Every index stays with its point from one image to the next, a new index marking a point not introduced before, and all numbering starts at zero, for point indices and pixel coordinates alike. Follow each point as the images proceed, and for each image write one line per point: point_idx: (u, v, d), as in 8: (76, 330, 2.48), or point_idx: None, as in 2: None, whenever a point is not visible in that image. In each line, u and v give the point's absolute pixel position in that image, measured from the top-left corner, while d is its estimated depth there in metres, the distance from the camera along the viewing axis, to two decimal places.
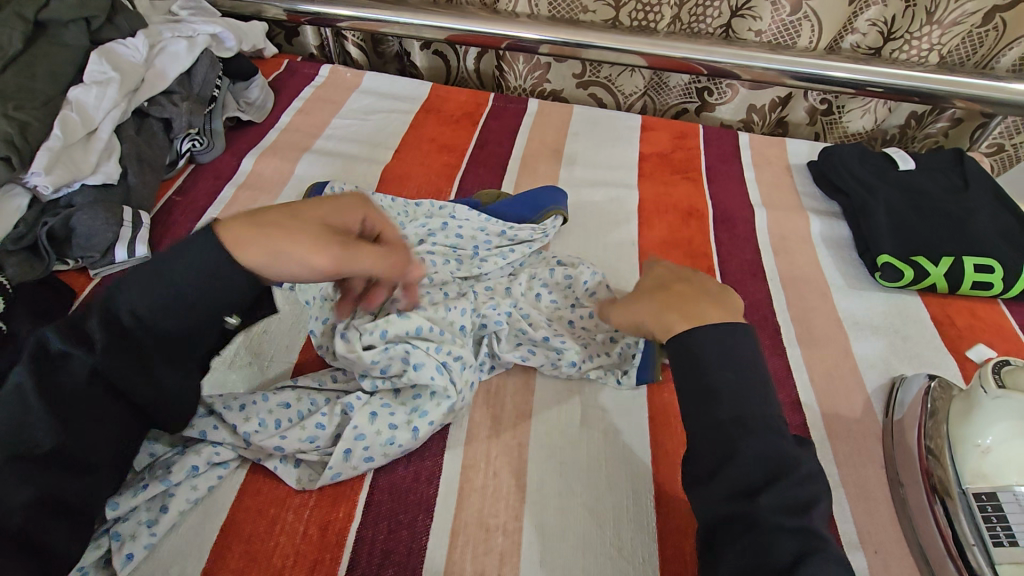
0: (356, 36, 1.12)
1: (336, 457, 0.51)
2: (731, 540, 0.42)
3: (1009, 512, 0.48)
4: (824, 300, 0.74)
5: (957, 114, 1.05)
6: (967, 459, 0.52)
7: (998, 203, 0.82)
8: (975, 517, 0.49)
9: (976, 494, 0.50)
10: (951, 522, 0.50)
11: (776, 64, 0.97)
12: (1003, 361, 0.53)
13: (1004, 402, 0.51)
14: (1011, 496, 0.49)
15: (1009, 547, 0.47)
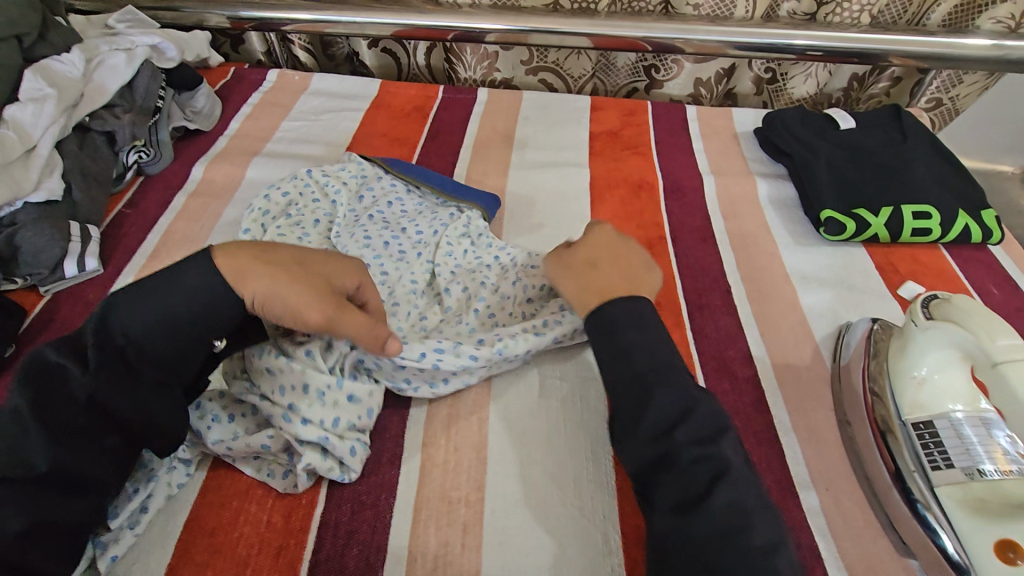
0: (303, 39, 1.12)
1: (309, 454, 0.50)
2: (659, 476, 0.44)
3: (944, 437, 0.51)
4: (773, 257, 0.76)
5: (897, 72, 1.09)
6: (907, 391, 0.54)
7: (934, 153, 0.85)
8: (913, 446, 0.52)
9: (915, 424, 0.53)
10: (894, 454, 0.52)
11: (716, 35, 0.99)
12: (932, 295, 0.54)
13: (933, 332, 0.52)
14: (946, 423, 0.52)
15: (946, 469, 0.49)
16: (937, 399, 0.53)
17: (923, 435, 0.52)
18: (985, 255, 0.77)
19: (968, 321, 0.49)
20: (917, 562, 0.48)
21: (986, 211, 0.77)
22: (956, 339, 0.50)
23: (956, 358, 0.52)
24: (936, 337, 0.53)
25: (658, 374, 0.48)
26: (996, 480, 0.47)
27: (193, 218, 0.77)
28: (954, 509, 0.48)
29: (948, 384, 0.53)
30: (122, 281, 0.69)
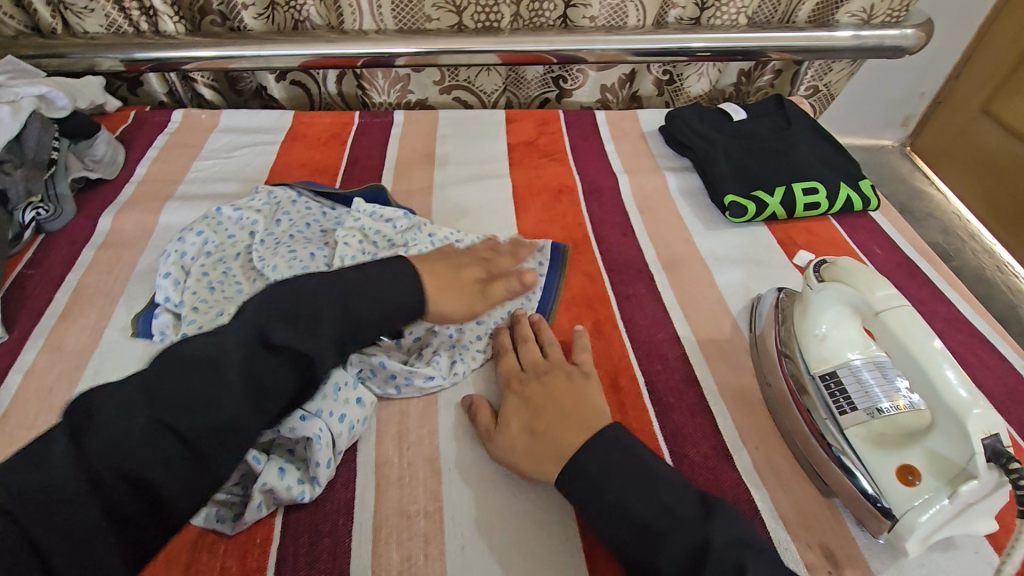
0: (206, 77, 1.09)
1: (268, 473, 0.51)
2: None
3: (847, 384, 0.56)
4: (687, 243, 0.81)
5: (777, 65, 1.20)
6: (812, 347, 0.60)
7: (815, 134, 0.94)
8: (824, 397, 0.57)
9: (822, 376, 0.58)
10: (810, 407, 0.57)
11: (613, 44, 1.06)
12: (821, 261, 0.60)
13: (825, 294, 0.58)
14: (848, 371, 0.57)
15: (852, 412, 0.54)
16: (838, 351, 0.59)
17: (828, 385, 0.57)
18: (868, 221, 0.86)
19: (854, 279, 0.55)
20: (839, 499, 0.54)
21: (863, 182, 0.87)
22: (845, 295, 0.56)
23: (840, 310, 0.58)
24: (829, 296, 0.58)
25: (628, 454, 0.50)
26: (893, 415, 0.52)
27: (106, 270, 0.74)
28: (861, 445, 0.53)
29: (835, 330, 0.59)
30: (31, 345, 0.65)
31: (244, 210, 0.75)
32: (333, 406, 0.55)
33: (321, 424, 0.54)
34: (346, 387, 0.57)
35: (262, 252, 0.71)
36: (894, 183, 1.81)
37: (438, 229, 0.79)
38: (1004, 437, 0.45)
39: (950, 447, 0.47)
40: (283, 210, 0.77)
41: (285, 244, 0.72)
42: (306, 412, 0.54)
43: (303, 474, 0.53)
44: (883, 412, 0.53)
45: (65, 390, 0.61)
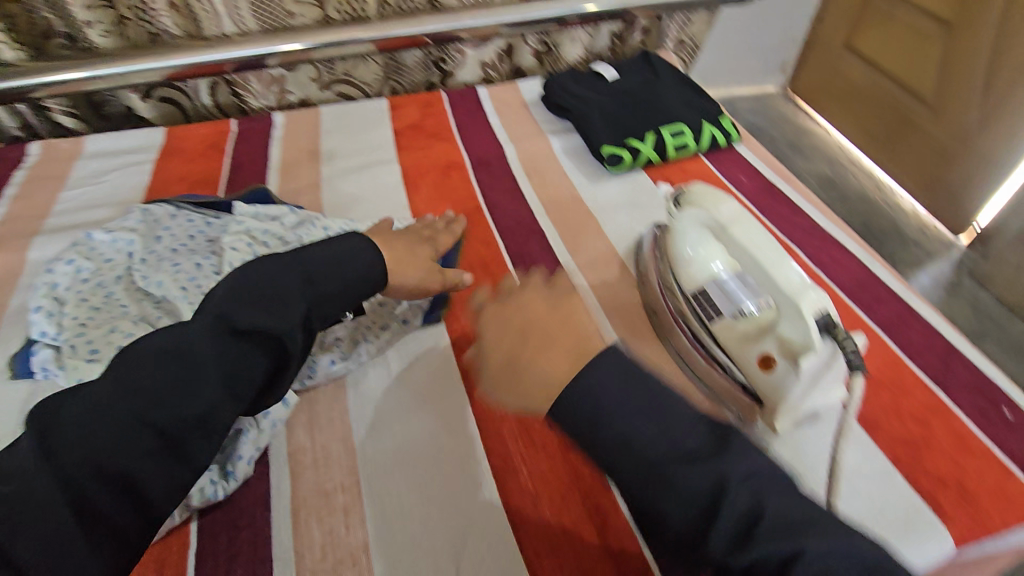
0: (61, 103, 1.03)
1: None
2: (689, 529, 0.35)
3: (712, 295, 0.60)
4: (574, 198, 0.86)
5: (644, 23, 1.26)
6: (682, 269, 0.63)
7: (679, 82, 1.01)
8: (695, 312, 0.62)
9: (692, 293, 0.62)
10: (687, 323, 0.62)
11: (483, 19, 1.08)
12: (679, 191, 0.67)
13: (686, 218, 0.64)
14: (712, 283, 0.61)
15: (719, 319, 0.59)
16: (705, 267, 0.62)
17: (698, 300, 0.61)
18: (734, 154, 0.94)
19: (705, 202, 0.62)
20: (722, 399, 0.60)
21: (725, 119, 0.95)
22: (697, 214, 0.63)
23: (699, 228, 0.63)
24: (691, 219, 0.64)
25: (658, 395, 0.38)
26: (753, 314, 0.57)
27: None
28: (729, 347, 0.58)
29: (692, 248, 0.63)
30: None
31: (119, 232, 0.72)
32: None
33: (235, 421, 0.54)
34: None
35: (144, 270, 0.69)
36: (782, 125, 1.96)
37: (332, 221, 0.79)
38: (829, 311, 0.54)
39: (793, 330, 0.53)
40: (163, 226, 0.75)
41: (169, 259, 0.70)
42: None
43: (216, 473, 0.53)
44: (746, 312, 0.57)
45: None
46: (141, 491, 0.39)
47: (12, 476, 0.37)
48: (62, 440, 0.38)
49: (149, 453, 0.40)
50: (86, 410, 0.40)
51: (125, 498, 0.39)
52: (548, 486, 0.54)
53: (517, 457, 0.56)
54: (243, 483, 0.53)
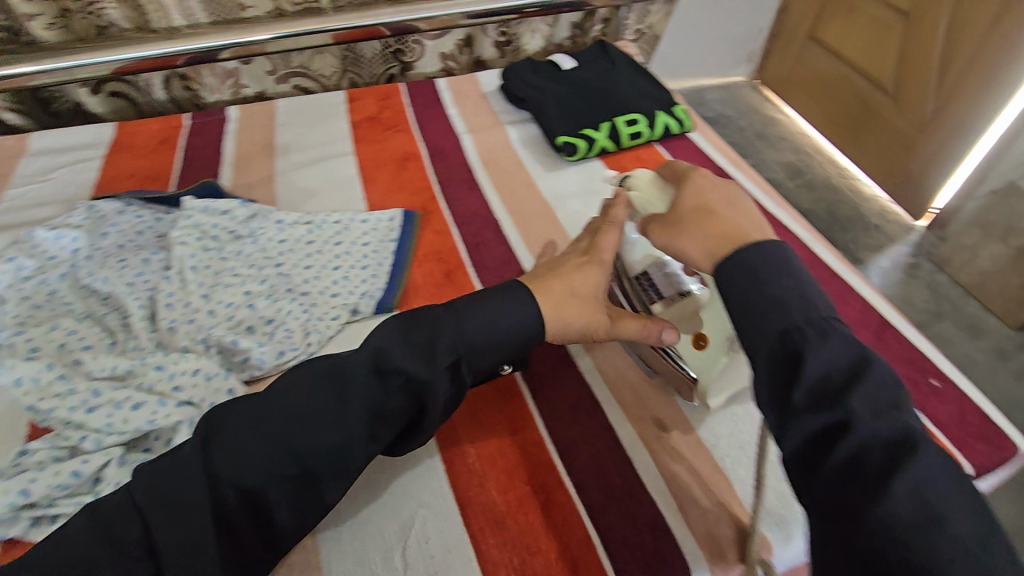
0: (6, 99, 1.00)
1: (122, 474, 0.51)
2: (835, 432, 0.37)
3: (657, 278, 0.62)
4: (530, 187, 0.87)
5: (604, 14, 1.27)
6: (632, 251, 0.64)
7: (635, 71, 1.03)
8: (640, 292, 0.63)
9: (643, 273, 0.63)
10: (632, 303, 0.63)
11: (439, 11, 1.08)
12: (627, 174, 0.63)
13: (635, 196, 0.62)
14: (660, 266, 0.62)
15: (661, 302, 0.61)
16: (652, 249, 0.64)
17: (643, 281, 0.63)
18: (687, 141, 0.95)
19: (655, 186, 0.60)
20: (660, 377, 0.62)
21: (677, 107, 0.96)
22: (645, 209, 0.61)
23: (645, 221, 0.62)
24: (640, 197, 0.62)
25: (775, 265, 0.44)
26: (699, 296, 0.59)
27: None
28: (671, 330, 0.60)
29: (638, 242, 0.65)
30: None
31: (63, 228, 0.71)
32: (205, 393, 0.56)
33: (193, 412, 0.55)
34: (217, 376, 0.58)
35: (90, 266, 0.68)
36: (750, 115, 1.99)
37: (282, 214, 0.79)
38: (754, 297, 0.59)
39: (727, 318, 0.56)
40: (108, 221, 0.74)
41: (118, 256, 0.70)
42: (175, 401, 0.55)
43: None
44: (688, 292, 0.60)
45: None
46: (267, 506, 0.44)
47: (148, 466, 0.44)
48: (222, 450, 0.44)
49: (269, 476, 0.43)
50: (219, 419, 0.45)
51: (244, 515, 0.43)
52: (496, 469, 0.54)
53: (466, 439, 0.57)
54: None
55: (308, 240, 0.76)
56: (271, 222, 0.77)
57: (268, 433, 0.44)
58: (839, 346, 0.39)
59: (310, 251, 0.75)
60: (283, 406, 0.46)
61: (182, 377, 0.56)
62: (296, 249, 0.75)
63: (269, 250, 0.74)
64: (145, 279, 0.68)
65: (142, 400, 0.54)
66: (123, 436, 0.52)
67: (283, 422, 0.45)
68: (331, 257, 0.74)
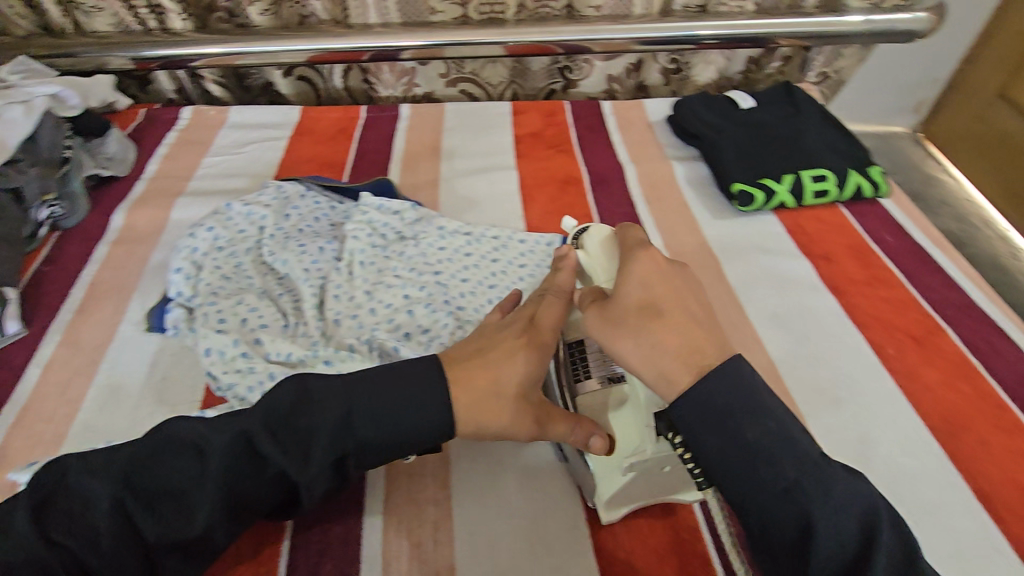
0: (214, 73, 1.10)
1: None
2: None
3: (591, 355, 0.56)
4: (695, 234, 0.81)
5: (786, 52, 1.18)
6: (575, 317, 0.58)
7: (824, 120, 0.93)
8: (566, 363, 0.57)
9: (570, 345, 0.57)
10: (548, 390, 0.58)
11: (619, 33, 1.05)
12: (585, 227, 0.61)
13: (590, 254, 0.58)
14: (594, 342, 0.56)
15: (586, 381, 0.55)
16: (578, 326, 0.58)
17: (572, 351, 0.57)
18: (878, 208, 0.85)
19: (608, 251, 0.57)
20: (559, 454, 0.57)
21: (873, 167, 0.86)
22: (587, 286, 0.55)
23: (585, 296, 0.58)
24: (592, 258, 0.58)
25: (746, 403, 0.43)
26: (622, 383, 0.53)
27: (121, 265, 0.75)
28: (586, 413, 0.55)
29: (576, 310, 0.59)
30: (49, 340, 0.66)
31: (254, 205, 0.76)
32: None
33: None
34: None
35: (273, 246, 0.72)
36: (908, 171, 1.77)
37: (444, 221, 0.79)
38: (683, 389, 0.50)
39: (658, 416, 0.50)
40: (291, 203, 0.78)
41: (296, 238, 0.73)
42: None
43: None
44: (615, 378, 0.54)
45: (83, 382, 0.62)
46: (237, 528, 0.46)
47: (129, 489, 0.42)
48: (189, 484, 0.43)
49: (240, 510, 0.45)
50: (197, 440, 0.45)
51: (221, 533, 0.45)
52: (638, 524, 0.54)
53: (611, 505, 0.54)
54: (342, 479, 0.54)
55: (467, 252, 0.76)
56: (434, 228, 0.78)
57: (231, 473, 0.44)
58: (845, 499, 0.39)
59: (468, 264, 0.74)
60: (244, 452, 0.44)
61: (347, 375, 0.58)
62: (455, 259, 0.75)
63: (429, 257, 0.75)
64: (318, 267, 0.70)
65: None
66: None
67: (245, 465, 0.44)
68: (488, 274, 0.73)
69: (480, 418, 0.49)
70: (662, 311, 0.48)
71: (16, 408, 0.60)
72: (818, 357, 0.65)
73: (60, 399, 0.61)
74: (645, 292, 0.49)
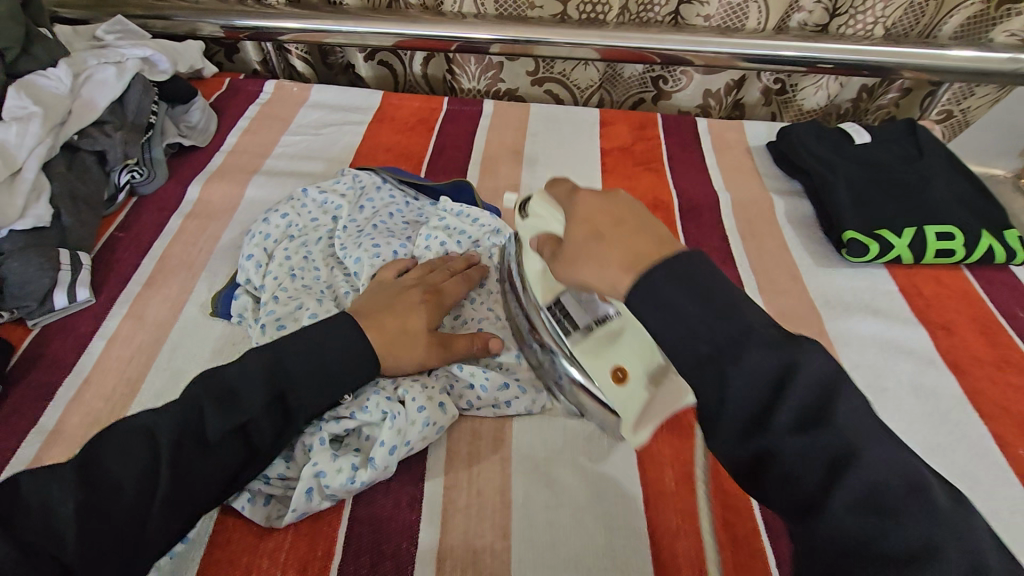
0: (300, 49, 1.08)
1: (322, 455, 0.50)
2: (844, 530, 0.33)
3: (567, 309, 0.56)
4: (795, 281, 0.74)
5: (907, 84, 1.07)
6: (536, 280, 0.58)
7: (953, 167, 0.83)
8: (552, 327, 0.57)
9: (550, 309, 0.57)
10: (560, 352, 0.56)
11: (727, 47, 0.97)
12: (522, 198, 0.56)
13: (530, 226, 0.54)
14: (566, 300, 0.57)
15: (573, 333, 0.55)
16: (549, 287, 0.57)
17: (553, 313, 0.57)
18: (1008, 276, 0.76)
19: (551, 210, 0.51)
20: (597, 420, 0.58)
21: (1009, 231, 0.76)
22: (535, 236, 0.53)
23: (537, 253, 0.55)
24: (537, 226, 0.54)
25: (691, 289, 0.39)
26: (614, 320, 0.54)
27: (191, 241, 0.73)
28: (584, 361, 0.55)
29: (528, 268, 0.59)
30: (116, 312, 0.65)
31: (326, 194, 0.73)
32: (417, 393, 0.54)
33: (400, 408, 0.52)
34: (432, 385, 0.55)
35: (341, 237, 0.69)
36: None
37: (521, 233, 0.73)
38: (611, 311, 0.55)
39: (639, 339, 0.53)
40: (366, 194, 0.75)
41: (366, 231, 0.69)
42: (392, 395, 0.54)
43: (359, 461, 0.51)
44: (605, 318, 0.55)
45: (144, 362, 0.61)
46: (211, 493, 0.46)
47: (89, 489, 0.42)
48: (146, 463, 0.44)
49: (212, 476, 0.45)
50: (140, 431, 0.45)
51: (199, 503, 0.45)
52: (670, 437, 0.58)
53: None
54: (382, 475, 0.51)
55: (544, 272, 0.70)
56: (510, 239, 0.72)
57: (186, 449, 0.45)
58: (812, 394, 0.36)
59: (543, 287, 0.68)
60: (189, 425, 0.46)
61: (401, 376, 0.55)
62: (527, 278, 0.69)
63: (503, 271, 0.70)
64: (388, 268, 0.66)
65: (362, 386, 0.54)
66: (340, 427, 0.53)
67: (194, 437, 0.45)
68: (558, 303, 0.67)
69: (393, 355, 0.54)
70: (606, 226, 0.44)
71: (77, 381, 0.59)
72: (933, 449, 0.58)
73: (120, 377, 0.59)
74: (587, 223, 0.45)
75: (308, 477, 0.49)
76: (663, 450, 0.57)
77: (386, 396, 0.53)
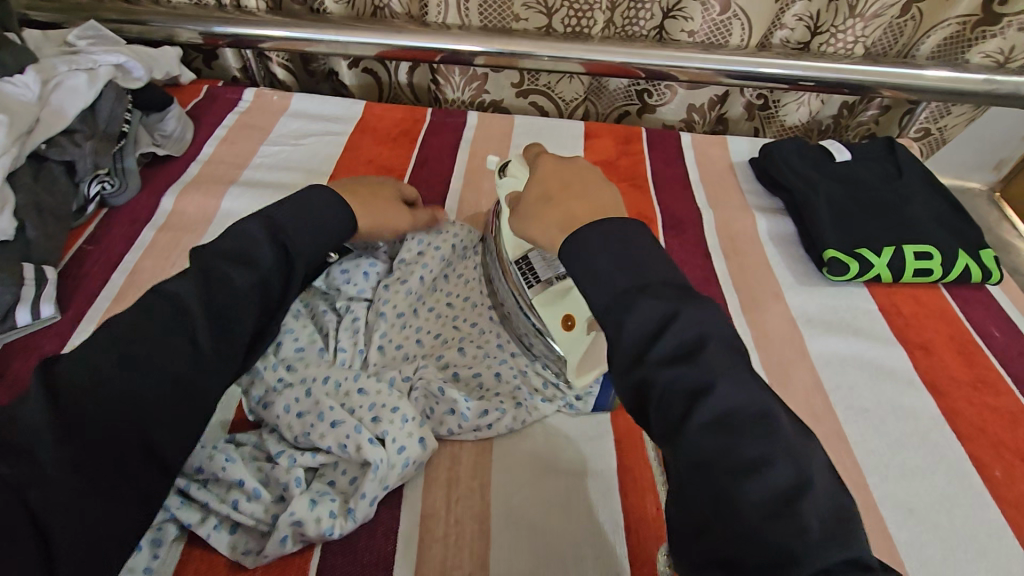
0: (280, 56, 1.06)
1: (298, 502, 0.48)
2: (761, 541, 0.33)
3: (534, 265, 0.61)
4: (777, 299, 0.74)
5: (886, 102, 1.08)
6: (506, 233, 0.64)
7: (932, 187, 0.84)
8: (518, 279, 0.62)
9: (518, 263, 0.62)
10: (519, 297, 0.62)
11: (711, 63, 0.97)
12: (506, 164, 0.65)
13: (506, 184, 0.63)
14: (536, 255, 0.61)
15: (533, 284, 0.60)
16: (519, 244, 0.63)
17: (520, 268, 0.62)
18: (984, 295, 0.77)
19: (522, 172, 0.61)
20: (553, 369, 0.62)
21: (985, 250, 0.77)
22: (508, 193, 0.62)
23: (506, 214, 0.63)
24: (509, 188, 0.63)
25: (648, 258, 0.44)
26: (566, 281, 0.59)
27: (164, 255, 0.71)
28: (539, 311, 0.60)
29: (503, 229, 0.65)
30: (83, 329, 0.63)
31: None
32: (399, 434, 0.52)
33: (384, 453, 0.51)
34: (412, 420, 0.54)
35: None
36: None
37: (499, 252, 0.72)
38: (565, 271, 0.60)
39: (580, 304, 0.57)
40: None
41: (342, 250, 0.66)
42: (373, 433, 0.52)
43: (338, 505, 0.49)
44: (563, 275, 0.59)
45: None
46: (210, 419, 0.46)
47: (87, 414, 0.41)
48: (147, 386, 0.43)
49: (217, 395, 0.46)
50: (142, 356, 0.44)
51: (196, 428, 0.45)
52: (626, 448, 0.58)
53: None
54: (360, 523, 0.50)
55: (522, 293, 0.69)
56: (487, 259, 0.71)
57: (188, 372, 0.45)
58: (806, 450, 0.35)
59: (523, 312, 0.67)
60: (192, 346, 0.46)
61: (383, 409, 0.53)
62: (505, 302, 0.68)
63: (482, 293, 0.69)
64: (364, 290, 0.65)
65: (342, 420, 0.52)
66: (316, 459, 0.51)
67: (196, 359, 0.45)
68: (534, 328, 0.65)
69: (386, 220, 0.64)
70: (557, 190, 0.52)
71: None
72: (912, 471, 0.58)
73: None
74: (540, 185, 0.53)
75: (284, 524, 0.47)
76: (645, 474, 0.56)
77: (368, 436, 0.51)
